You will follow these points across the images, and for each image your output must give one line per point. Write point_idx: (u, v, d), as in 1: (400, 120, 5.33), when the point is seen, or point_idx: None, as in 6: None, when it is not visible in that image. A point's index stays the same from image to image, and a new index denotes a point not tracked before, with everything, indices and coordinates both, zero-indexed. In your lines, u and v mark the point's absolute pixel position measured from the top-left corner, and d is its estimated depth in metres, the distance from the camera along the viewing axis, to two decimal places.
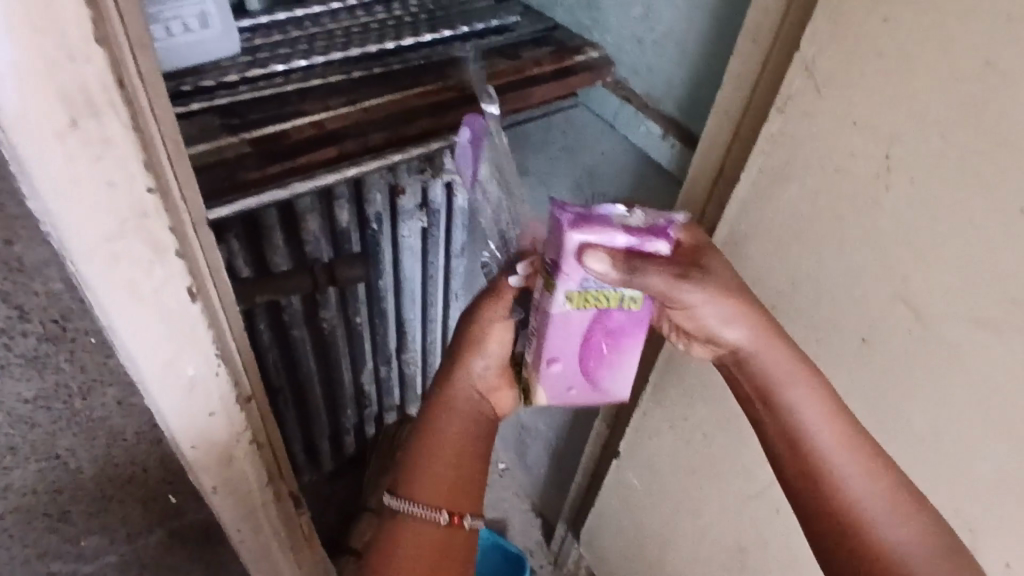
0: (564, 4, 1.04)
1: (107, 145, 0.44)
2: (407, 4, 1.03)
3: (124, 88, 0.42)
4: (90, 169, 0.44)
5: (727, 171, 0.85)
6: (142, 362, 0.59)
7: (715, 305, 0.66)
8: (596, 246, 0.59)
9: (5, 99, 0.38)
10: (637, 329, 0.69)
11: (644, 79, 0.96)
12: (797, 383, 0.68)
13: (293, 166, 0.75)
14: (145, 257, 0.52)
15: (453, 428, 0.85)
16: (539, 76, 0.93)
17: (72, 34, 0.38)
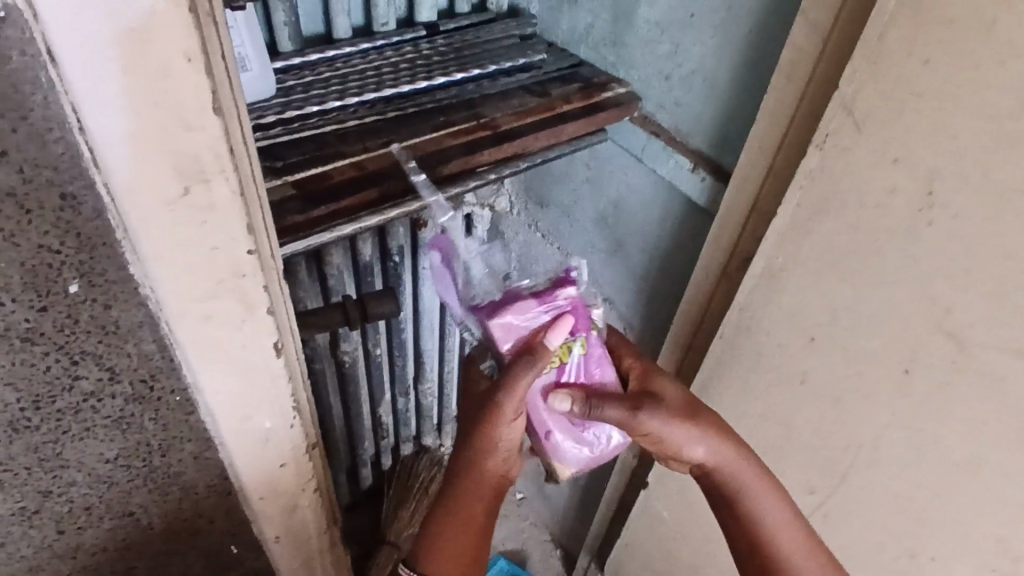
0: (589, 41, 1.06)
1: (211, 196, 0.45)
2: (435, 42, 1.05)
3: (233, 154, 0.44)
4: (196, 232, 0.46)
5: (760, 205, 0.85)
6: (218, 414, 0.61)
7: (671, 426, 0.76)
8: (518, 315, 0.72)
9: (118, 163, 0.40)
10: (598, 369, 0.77)
11: (671, 113, 0.97)
12: (759, 494, 0.78)
13: (336, 209, 0.75)
14: (235, 316, 0.53)
15: (477, 508, 0.81)
16: (568, 113, 0.94)
17: (189, 101, 0.40)
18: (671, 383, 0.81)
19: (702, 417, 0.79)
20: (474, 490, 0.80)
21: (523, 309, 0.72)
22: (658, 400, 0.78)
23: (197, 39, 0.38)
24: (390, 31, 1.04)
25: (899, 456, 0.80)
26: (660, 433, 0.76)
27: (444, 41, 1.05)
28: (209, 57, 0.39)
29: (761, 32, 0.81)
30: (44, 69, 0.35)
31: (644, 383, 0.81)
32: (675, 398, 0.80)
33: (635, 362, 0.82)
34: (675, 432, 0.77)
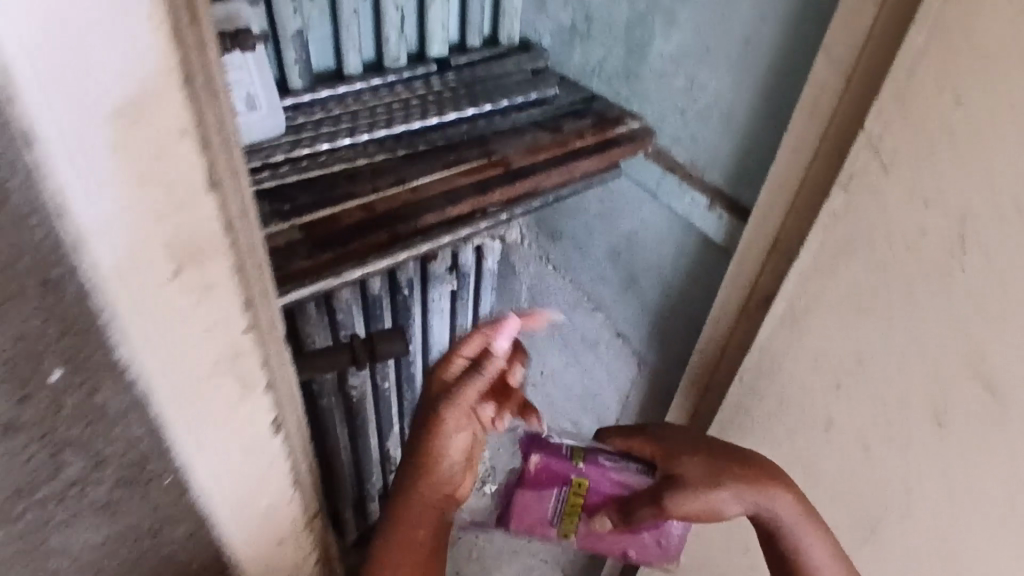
0: (601, 75, 1.03)
1: (215, 274, 0.41)
2: (445, 76, 1.04)
3: (229, 227, 0.40)
4: (193, 308, 0.41)
5: (781, 244, 0.82)
6: (216, 496, 0.55)
7: (703, 499, 0.76)
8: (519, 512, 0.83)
9: (111, 244, 0.36)
10: (609, 481, 0.80)
11: (686, 148, 0.94)
12: (799, 522, 0.77)
13: (345, 252, 0.72)
14: (234, 393, 0.48)
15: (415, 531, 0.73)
16: (581, 149, 0.92)
17: (184, 171, 0.36)
18: (688, 453, 0.79)
19: (735, 487, 0.77)
20: (413, 509, 0.74)
21: (523, 503, 0.81)
22: (681, 479, 0.77)
23: (190, 105, 0.34)
24: (400, 66, 1.03)
25: (933, 509, 0.76)
26: (693, 506, 0.76)
27: (455, 75, 1.04)
28: (205, 127, 0.36)
29: (781, 66, 0.79)
30: (25, 148, 0.32)
31: (668, 462, 0.79)
32: (701, 468, 0.78)
33: (648, 443, 0.81)
34: (715, 506, 0.76)
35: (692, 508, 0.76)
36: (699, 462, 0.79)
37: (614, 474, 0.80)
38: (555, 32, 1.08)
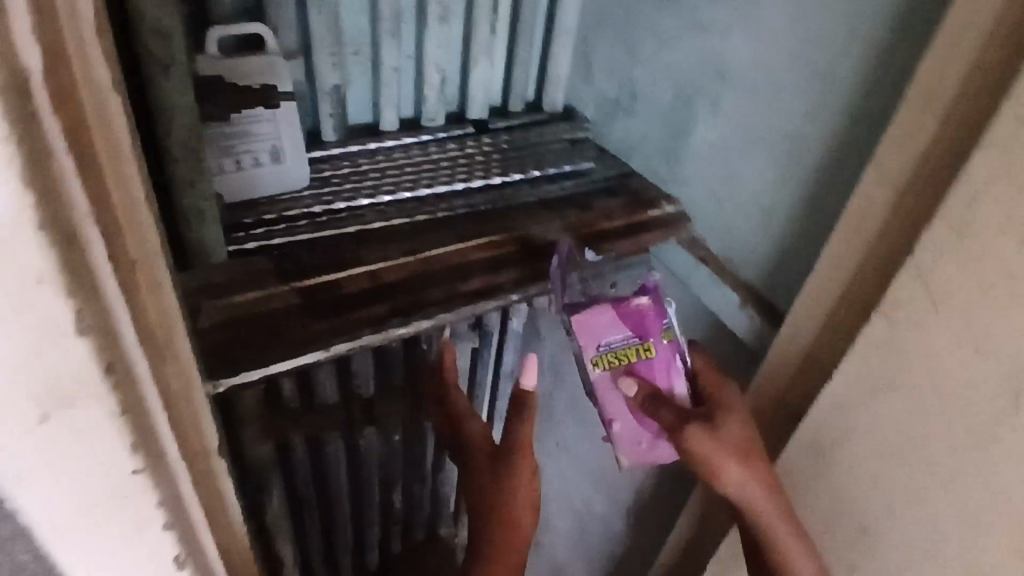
0: (642, 152, 1.00)
1: (119, 445, 0.29)
2: (481, 140, 1.01)
3: (126, 384, 0.28)
4: (76, 480, 0.29)
5: (813, 360, 0.74)
6: None
7: (719, 455, 0.68)
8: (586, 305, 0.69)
9: None
10: (666, 372, 0.69)
11: (723, 239, 0.89)
12: (796, 549, 0.71)
13: (339, 324, 0.68)
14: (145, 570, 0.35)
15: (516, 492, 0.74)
16: (611, 230, 0.86)
17: (56, 320, 0.24)
18: (738, 415, 0.71)
19: (755, 464, 0.70)
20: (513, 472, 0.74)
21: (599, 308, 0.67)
22: (716, 428, 0.69)
23: (65, 250, 0.24)
24: (437, 126, 1.01)
25: None
26: (708, 457, 0.68)
27: (491, 140, 1.02)
28: (86, 273, 0.25)
29: (830, 172, 0.73)
30: None
31: (715, 407, 0.71)
32: (738, 434, 0.70)
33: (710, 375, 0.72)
34: (720, 469, 0.68)
35: (705, 458, 0.68)
36: (742, 430, 0.70)
37: (675, 375, 0.70)
38: (600, 104, 1.04)
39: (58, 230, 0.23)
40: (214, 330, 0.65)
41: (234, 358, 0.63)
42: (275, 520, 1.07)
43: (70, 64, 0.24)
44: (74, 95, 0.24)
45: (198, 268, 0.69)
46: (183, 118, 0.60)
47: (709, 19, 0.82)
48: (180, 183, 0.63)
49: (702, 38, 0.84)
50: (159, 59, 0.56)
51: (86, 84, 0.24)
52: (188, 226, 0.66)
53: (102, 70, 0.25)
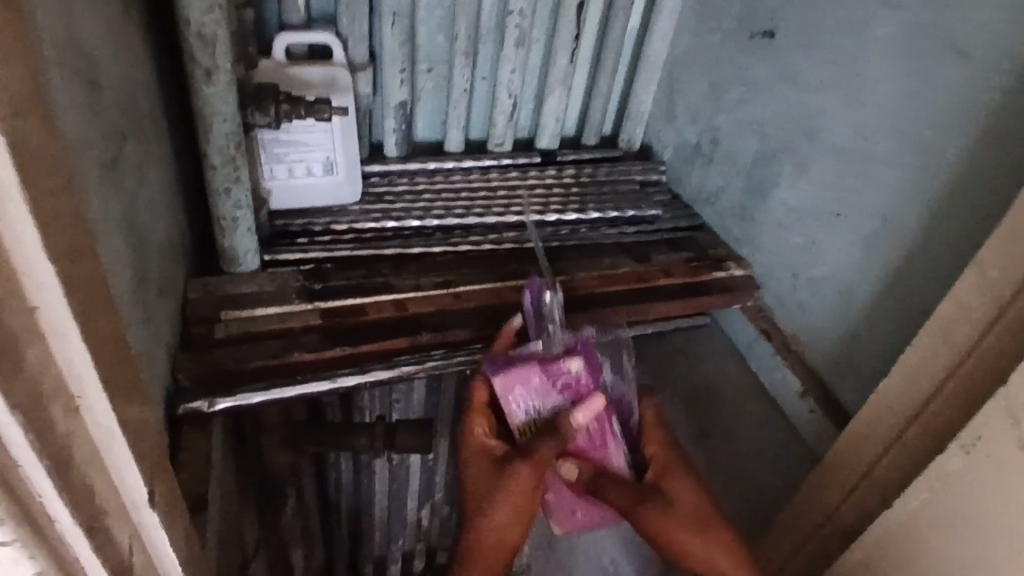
0: (716, 205, 0.91)
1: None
2: (546, 172, 0.96)
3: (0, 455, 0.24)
4: None
5: (876, 474, 0.63)
6: None
7: (676, 533, 0.56)
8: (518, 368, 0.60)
9: None
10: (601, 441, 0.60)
11: (790, 313, 0.79)
12: None
13: (353, 353, 0.65)
14: None
15: (487, 511, 0.56)
16: (664, 288, 0.79)
17: None
18: (692, 476, 0.60)
19: (714, 536, 0.57)
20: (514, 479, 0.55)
21: (527, 372, 0.59)
22: (664, 497, 0.58)
23: None
24: (503, 152, 0.97)
25: None
26: (666, 533, 0.56)
27: (556, 172, 0.96)
28: None
29: (923, 261, 0.64)
30: None
31: (656, 461, 0.61)
32: (682, 491, 0.59)
33: (654, 427, 0.63)
34: (682, 547, 0.57)
35: (661, 536, 0.57)
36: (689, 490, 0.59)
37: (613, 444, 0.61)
38: (678, 148, 0.97)
39: None
40: (224, 340, 0.63)
41: (234, 374, 0.60)
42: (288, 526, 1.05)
43: None
44: None
45: (228, 275, 0.69)
46: (223, 125, 0.59)
47: (807, 72, 0.75)
48: (216, 189, 0.63)
49: (798, 92, 0.76)
50: (203, 64, 0.56)
51: None
52: (222, 232, 0.66)
53: (6, 90, 0.22)
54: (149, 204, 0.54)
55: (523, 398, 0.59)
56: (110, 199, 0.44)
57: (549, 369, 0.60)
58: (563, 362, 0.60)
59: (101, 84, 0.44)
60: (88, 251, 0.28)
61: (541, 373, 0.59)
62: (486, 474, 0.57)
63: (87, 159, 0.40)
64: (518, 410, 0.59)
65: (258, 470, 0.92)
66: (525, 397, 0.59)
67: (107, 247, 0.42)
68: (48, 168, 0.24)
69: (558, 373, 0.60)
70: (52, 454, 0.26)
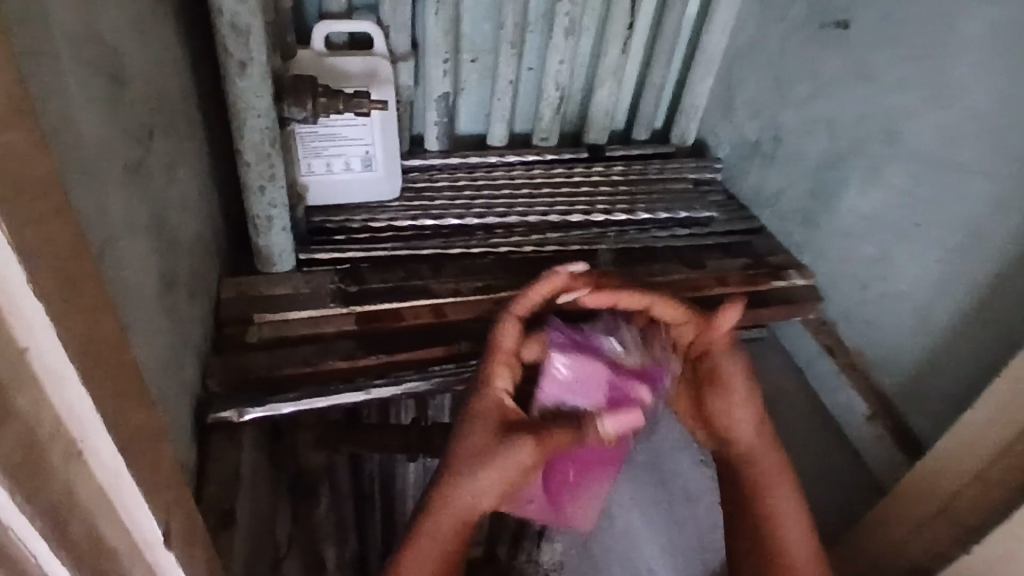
0: (776, 207, 0.86)
1: None
2: (592, 168, 0.91)
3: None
4: None
5: (952, 513, 0.57)
6: None
7: (726, 408, 0.56)
8: (583, 363, 0.50)
9: None
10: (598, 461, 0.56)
11: (857, 329, 0.75)
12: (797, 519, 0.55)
13: (391, 359, 0.61)
14: None
15: (470, 478, 0.48)
16: (720, 298, 0.74)
17: None
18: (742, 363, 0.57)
19: (768, 462, 0.57)
20: (506, 447, 0.48)
21: (597, 364, 0.50)
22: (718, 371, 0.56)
23: None
24: (548, 147, 0.92)
25: None
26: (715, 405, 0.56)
27: (604, 169, 0.91)
28: None
29: (1015, 281, 0.57)
30: None
31: (724, 389, 0.56)
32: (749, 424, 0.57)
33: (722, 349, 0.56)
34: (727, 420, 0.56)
35: (711, 404, 0.57)
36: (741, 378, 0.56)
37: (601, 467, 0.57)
38: (736, 145, 0.91)
39: None
40: (257, 344, 0.61)
41: (266, 382, 0.58)
42: (321, 521, 1.03)
43: None
44: None
45: (263, 274, 0.67)
46: (258, 120, 0.56)
47: (885, 68, 0.69)
48: (250, 187, 0.61)
49: (876, 89, 0.70)
50: (237, 57, 0.53)
51: None
52: (257, 231, 0.64)
53: None
54: (180, 204, 0.52)
55: (566, 392, 0.50)
56: (133, 204, 0.41)
57: (619, 372, 0.51)
58: (635, 388, 0.50)
59: (125, 80, 0.42)
60: (92, 277, 0.25)
61: (610, 371, 0.50)
62: (488, 432, 0.49)
63: (107, 162, 0.37)
64: (553, 390, 0.50)
65: (292, 467, 0.90)
66: (575, 381, 0.50)
67: (128, 255, 0.39)
68: (33, 187, 0.22)
69: (619, 393, 0.49)
70: (31, 496, 0.23)
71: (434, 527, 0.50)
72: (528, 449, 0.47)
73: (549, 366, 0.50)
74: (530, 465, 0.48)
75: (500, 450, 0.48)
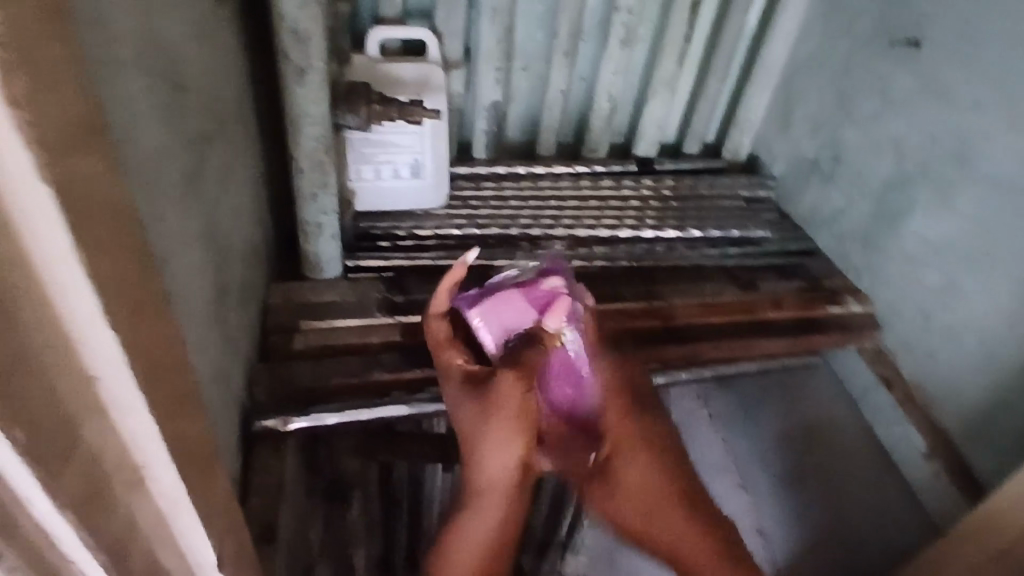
0: (833, 229, 0.83)
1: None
2: (641, 181, 0.88)
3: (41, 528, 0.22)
4: None
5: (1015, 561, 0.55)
6: None
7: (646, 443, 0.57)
8: (495, 298, 0.52)
9: None
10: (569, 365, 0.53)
11: (916, 361, 0.72)
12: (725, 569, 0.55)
13: (434, 374, 0.60)
14: None
15: (485, 439, 0.49)
16: (771, 321, 0.72)
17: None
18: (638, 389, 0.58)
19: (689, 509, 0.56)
20: (493, 398, 0.48)
21: (503, 298, 0.51)
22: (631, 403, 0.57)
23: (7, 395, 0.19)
24: (596, 158, 0.91)
25: None
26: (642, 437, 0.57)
27: (653, 183, 0.89)
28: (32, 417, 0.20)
29: None
30: None
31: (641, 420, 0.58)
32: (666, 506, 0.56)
33: (637, 429, 0.56)
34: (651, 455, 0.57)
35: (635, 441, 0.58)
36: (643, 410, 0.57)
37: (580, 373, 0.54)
38: (792, 162, 0.88)
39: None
40: (302, 352, 0.60)
41: (310, 391, 0.57)
42: (353, 525, 1.03)
43: (31, 144, 0.18)
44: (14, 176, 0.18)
45: (310, 281, 0.67)
46: (313, 127, 0.56)
47: (960, 90, 0.65)
48: (303, 194, 0.60)
49: (948, 112, 0.67)
50: (296, 63, 0.52)
51: (52, 171, 0.18)
52: (306, 237, 0.63)
53: (60, 138, 0.19)
54: (234, 211, 0.52)
55: (501, 325, 0.51)
56: (190, 212, 0.41)
57: (528, 292, 0.52)
58: (544, 284, 0.52)
59: (187, 87, 0.41)
60: (157, 296, 0.25)
61: (517, 295, 0.51)
62: (470, 395, 0.50)
63: (167, 173, 0.37)
64: (492, 337, 0.52)
65: (326, 471, 0.90)
66: (498, 325, 0.51)
67: (184, 264, 0.39)
68: (106, 210, 0.21)
69: (536, 296, 0.51)
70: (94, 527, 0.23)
71: (487, 490, 0.50)
72: (507, 386, 0.48)
73: (473, 327, 0.53)
74: (519, 399, 0.48)
75: (490, 401, 0.49)
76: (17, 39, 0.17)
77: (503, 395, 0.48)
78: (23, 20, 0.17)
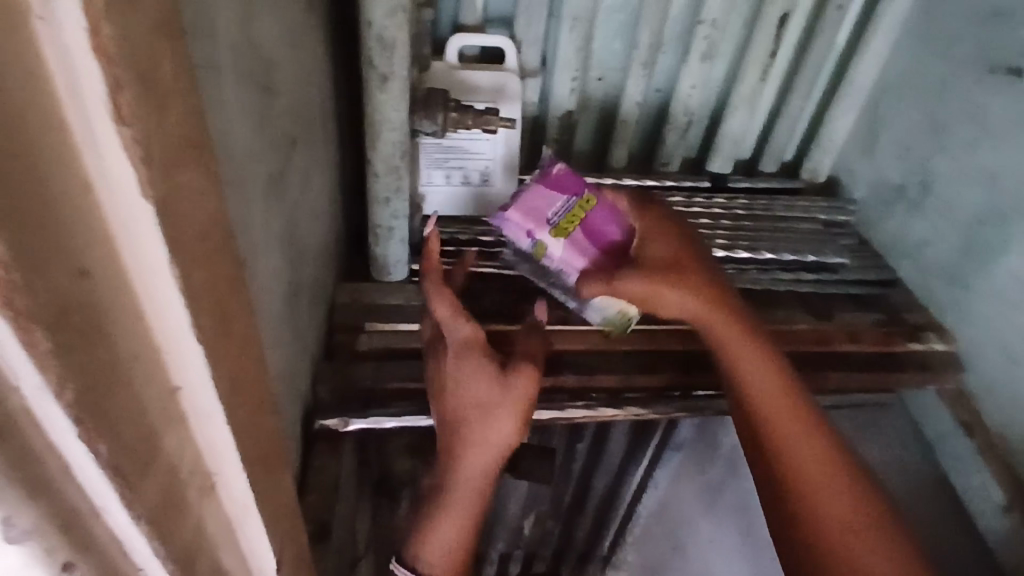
0: (917, 260, 0.78)
1: None
2: (713, 198, 0.86)
3: (115, 541, 0.22)
4: None
5: None
6: None
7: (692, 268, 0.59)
8: (523, 195, 0.64)
9: None
10: (596, 220, 0.62)
11: (1001, 406, 0.68)
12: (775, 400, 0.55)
13: None
14: None
15: (493, 416, 0.51)
16: (846, 355, 0.69)
17: (81, 481, 0.20)
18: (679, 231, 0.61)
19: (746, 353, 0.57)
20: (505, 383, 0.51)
21: (530, 194, 0.64)
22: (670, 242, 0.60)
23: (100, 410, 0.19)
24: (668, 172, 0.89)
25: None
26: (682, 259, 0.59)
27: (726, 201, 0.86)
28: (122, 432, 0.20)
29: None
30: None
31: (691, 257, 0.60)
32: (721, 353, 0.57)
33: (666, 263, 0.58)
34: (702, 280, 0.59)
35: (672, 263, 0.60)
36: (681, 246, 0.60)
37: (605, 223, 0.63)
38: (875, 187, 0.84)
39: (92, 391, 0.19)
40: (364, 354, 0.61)
41: (369, 394, 0.58)
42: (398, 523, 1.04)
43: (138, 160, 0.18)
44: (120, 190, 0.18)
45: (376, 282, 0.67)
46: (392, 133, 0.56)
47: None
48: (377, 198, 0.61)
49: None
50: (380, 70, 0.53)
51: (157, 185, 0.19)
52: (376, 239, 0.64)
53: (164, 153, 0.19)
54: (311, 211, 0.53)
55: (523, 207, 0.64)
56: (272, 213, 0.42)
57: (547, 183, 0.64)
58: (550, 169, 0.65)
59: (277, 91, 0.42)
60: (239, 306, 0.25)
61: (539, 186, 0.64)
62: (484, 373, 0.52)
63: (253, 176, 0.38)
64: (537, 226, 0.63)
65: (377, 467, 0.91)
66: (534, 215, 0.63)
67: (263, 265, 0.40)
68: (197, 221, 0.21)
69: (547, 182, 0.65)
70: (167, 538, 0.24)
71: (477, 462, 0.51)
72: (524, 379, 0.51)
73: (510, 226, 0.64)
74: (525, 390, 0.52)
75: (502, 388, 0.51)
76: (129, 55, 0.17)
77: (512, 384, 0.51)
78: (135, 39, 0.17)
